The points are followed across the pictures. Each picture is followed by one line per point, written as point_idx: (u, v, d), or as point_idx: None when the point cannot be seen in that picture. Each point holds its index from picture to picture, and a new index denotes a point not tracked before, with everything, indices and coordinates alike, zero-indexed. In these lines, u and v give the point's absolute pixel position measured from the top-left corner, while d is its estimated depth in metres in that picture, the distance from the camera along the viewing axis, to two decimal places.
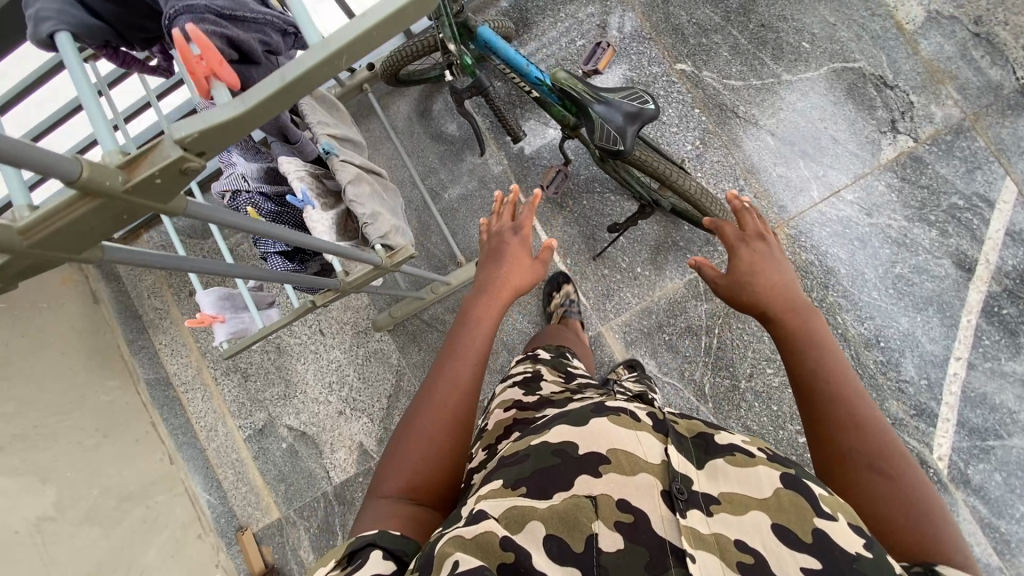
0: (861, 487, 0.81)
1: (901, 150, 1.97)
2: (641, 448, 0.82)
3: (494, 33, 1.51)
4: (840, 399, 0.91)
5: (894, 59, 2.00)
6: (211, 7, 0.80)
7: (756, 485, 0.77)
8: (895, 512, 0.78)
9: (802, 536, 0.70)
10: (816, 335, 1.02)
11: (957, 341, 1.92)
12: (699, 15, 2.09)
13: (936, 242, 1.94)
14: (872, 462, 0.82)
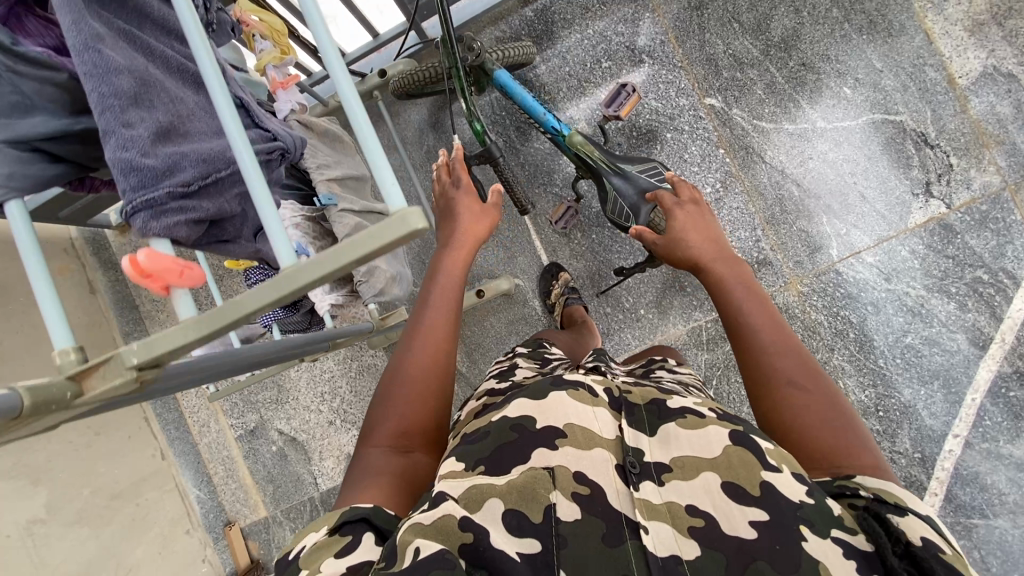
0: (792, 416, 0.95)
1: (932, 215, 1.87)
2: (597, 424, 0.96)
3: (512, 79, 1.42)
4: (764, 344, 1.05)
5: (939, 115, 1.86)
6: (172, 192, 0.73)
7: (704, 447, 0.90)
8: (818, 432, 0.92)
9: (750, 489, 0.83)
10: (744, 288, 1.15)
11: (958, 419, 1.88)
12: (736, 46, 1.95)
13: (953, 315, 1.87)
14: (791, 386, 0.98)
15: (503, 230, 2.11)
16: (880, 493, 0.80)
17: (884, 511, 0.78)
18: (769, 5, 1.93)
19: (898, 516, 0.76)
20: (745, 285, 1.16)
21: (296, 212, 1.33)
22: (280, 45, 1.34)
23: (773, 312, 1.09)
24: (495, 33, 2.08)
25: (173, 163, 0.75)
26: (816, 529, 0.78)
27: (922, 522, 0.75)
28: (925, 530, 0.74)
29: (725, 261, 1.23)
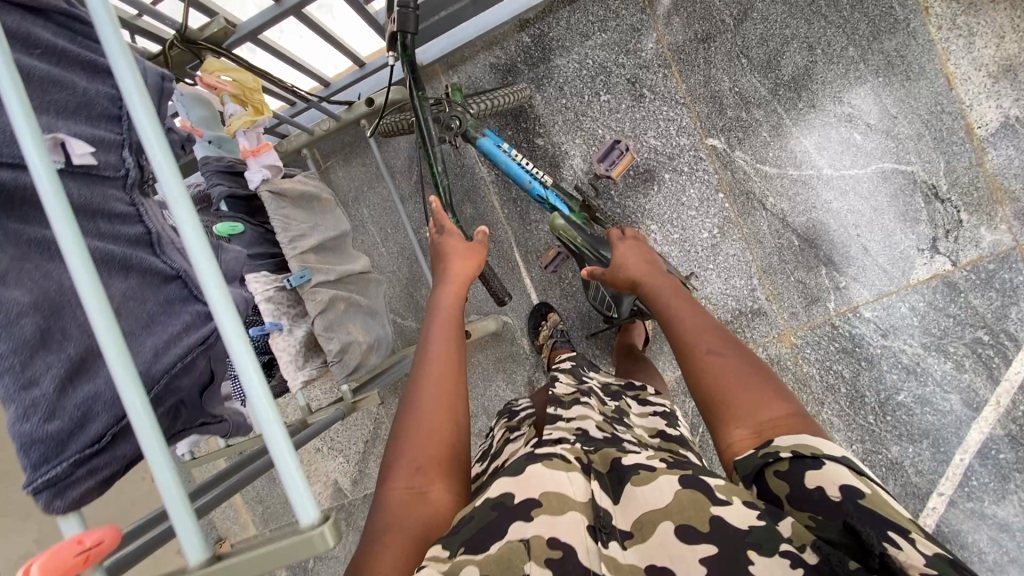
0: (714, 383, 1.02)
1: (936, 272, 1.80)
2: (571, 488, 0.92)
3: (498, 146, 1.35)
4: (682, 322, 1.13)
5: (953, 167, 1.76)
6: (81, 453, 0.71)
7: (660, 496, 0.89)
8: (739, 392, 0.99)
9: (700, 525, 0.83)
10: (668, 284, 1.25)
11: (943, 477, 1.86)
12: (744, 84, 1.84)
13: (949, 374, 1.83)
14: (710, 352, 1.06)
15: (493, 266, 2.06)
16: (798, 448, 0.87)
17: (804, 473, 0.84)
18: (781, 40, 1.81)
19: (817, 473, 0.83)
20: (664, 280, 1.27)
21: (267, 283, 1.27)
22: (252, 112, 1.27)
23: (687, 297, 1.20)
24: (490, 59, 1.96)
25: (85, 414, 0.72)
26: (764, 549, 0.78)
27: (840, 472, 0.82)
28: (842, 479, 0.81)
29: (648, 265, 1.32)
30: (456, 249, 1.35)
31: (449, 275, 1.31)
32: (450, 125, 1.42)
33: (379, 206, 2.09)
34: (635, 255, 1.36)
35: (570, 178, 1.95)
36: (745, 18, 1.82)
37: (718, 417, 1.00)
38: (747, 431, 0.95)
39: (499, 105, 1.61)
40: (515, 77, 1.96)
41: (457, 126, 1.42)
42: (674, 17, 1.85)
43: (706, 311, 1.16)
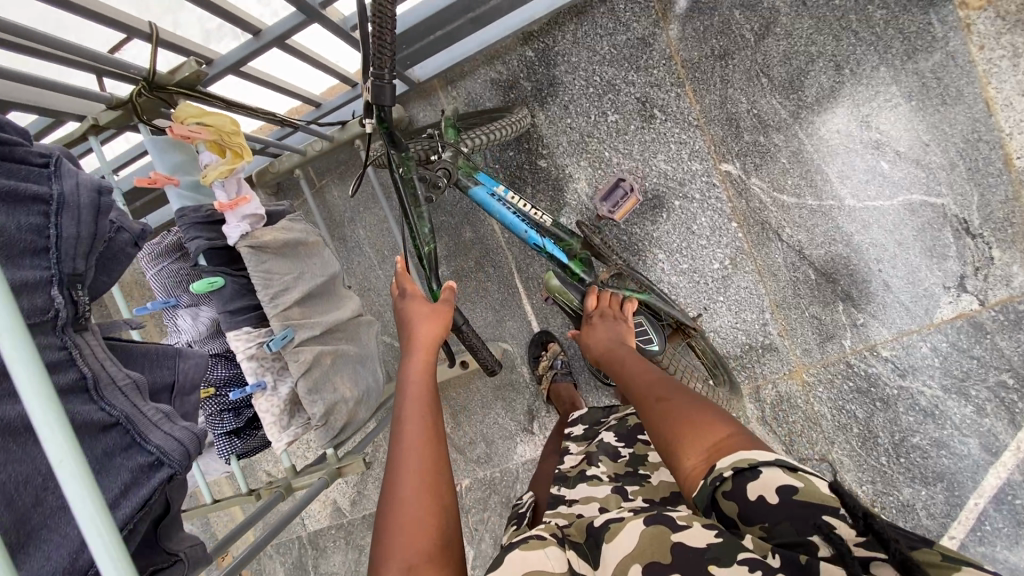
0: (660, 428, 0.98)
1: (961, 312, 1.70)
2: (551, 563, 0.86)
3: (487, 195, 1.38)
4: (637, 382, 1.12)
5: (988, 201, 1.63)
6: None
7: (628, 541, 0.88)
8: (684, 427, 0.95)
9: (663, 558, 0.82)
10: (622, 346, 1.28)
11: (956, 522, 1.78)
12: (763, 106, 1.71)
13: (968, 418, 1.74)
14: (659, 400, 1.04)
15: (492, 291, 1.99)
16: (736, 463, 0.85)
17: (745, 484, 0.83)
18: (806, 58, 1.67)
19: (758, 480, 0.83)
20: (623, 347, 1.27)
21: (250, 340, 1.20)
22: (230, 162, 1.19)
23: (642, 360, 1.20)
24: (491, 74, 1.85)
25: None
26: (723, 562, 0.78)
27: (775, 473, 0.83)
28: (779, 478, 0.82)
29: (613, 335, 1.32)
30: (421, 312, 1.22)
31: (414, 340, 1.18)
32: (438, 184, 1.29)
33: (375, 227, 2.01)
34: (603, 328, 1.35)
35: (574, 202, 1.84)
36: (767, 33, 1.68)
37: (669, 452, 0.95)
38: (694, 461, 0.91)
39: (498, 137, 1.52)
40: (518, 94, 1.84)
41: (444, 185, 1.28)
42: (690, 33, 1.71)
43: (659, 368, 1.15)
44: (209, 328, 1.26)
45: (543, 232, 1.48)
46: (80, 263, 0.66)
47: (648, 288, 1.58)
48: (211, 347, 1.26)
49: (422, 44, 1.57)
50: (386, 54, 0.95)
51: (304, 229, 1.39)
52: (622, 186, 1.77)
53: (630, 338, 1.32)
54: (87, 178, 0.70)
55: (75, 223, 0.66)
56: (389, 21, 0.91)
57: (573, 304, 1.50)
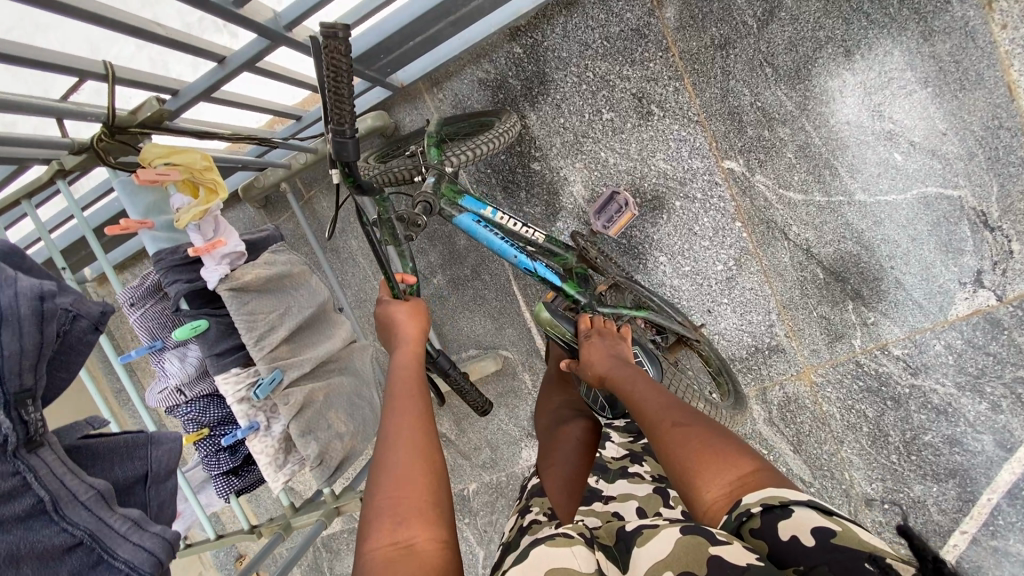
0: (674, 456, 0.89)
1: (977, 308, 1.63)
2: (576, 561, 0.74)
3: (474, 225, 1.41)
4: (645, 402, 1.03)
5: (1007, 192, 1.55)
6: None
7: (659, 549, 0.74)
8: (703, 455, 0.86)
9: (699, 567, 0.67)
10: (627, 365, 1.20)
11: (968, 517, 1.76)
12: (767, 98, 1.61)
13: (983, 415, 1.69)
14: (674, 423, 0.95)
15: (490, 299, 1.95)
16: (765, 500, 0.78)
17: (776, 525, 0.73)
18: (813, 45, 1.57)
19: (791, 520, 0.73)
20: (622, 367, 1.19)
21: (239, 382, 1.17)
22: (202, 202, 1.14)
23: (646, 380, 1.11)
24: (479, 73, 1.75)
25: None
26: None
27: (808, 514, 0.73)
28: (818, 522, 0.72)
29: (610, 357, 1.25)
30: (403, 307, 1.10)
31: (397, 334, 1.06)
32: (415, 222, 1.22)
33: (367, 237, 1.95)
34: (599, 352, 1.28)
35: (570, 206, 1.79)
36: (771, 19, 1.57)
37: (684, 480, 0.87)
38: (715, 492, 0.83)
39: (483, 153, 1.49)
40: (507, 94, 1.75)
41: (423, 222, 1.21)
42: (688, 21, 1.60)
43: (665, 387, 1.07)
44: (198, 369, 1.23)
45: (533, 257, 1.48)
46: (26, 378, 0.72)
47: (650, 299, 1.59)
48: (200, 389, 1.23)
49: (402, 52, 1.48)
50: (344, 110, 0.89)
51: (289, 260, 1.34)
52: (616, 200, 1.71)
53: (628, 358, 1.25)
54: (24, 286, 0.74)
55: (17, 338, 0.71)
56: (344, 75, 0.87)
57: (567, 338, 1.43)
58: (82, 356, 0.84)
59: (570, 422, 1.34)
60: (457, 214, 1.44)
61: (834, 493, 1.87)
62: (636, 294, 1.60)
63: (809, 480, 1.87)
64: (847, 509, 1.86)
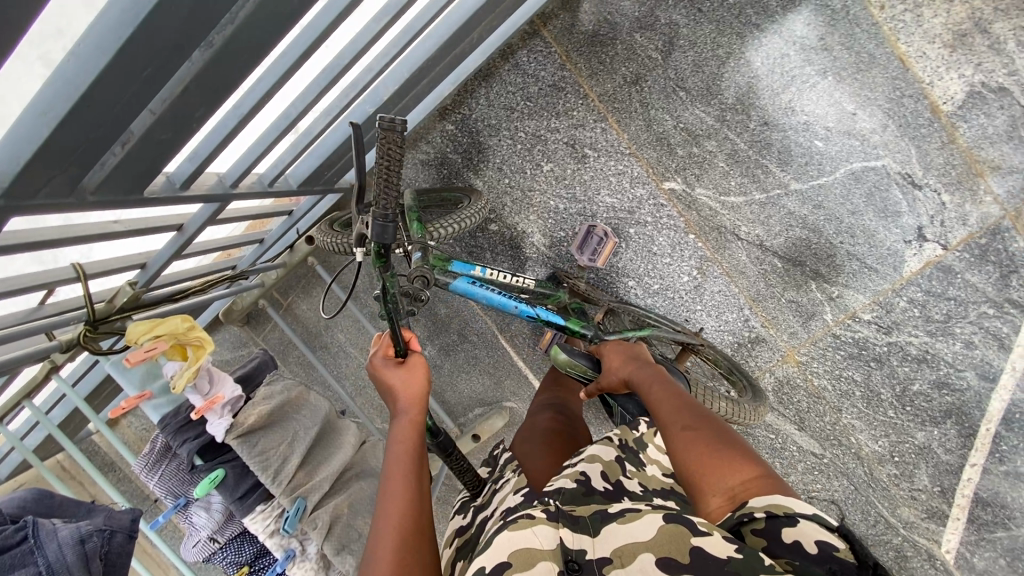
0: (683, 459, 0.90)
1: (928, 260, 1.74)
2: (539, 540, 0.77)
3: (471, 288, 1.46)
4: (662, 406, 1.05)
5: (924, 151, 1.68)
6: None
7: (640, 531, 0.78)
8: (711, 459, 0.87)
9: (680, 557, 0.71)
10: (648, 371, 1.20)
11: (974, 449, 1.87)
12: (688, 117, 1.72)
13: (960, 354, 1.80)
14: (685, 427, 0.95)
15: (482, 357, 2.02)
16: (770, 507, 0.75)
17: (779, 530, 0.72)
18: (716, 63, 1.68)
19: (794, 527, 0.71)
20: (644, 368, 1.21)
21: (266, 518, 1.23)
22: (192, 361, 1.21)
23: (669, 384, 1.12)
24: (419, 156, 1.87)
25: None
26: None
27: (814, 525, 0.71)
28: (825, 535, 0.70)
29: (633, 361, 1.27)
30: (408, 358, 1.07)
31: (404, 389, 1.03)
32: (418, 297, 1.28)
33: (352, 327, 2.01)
34: (619, 355, 1.32)
35: (535, 255, 1.88)
36: (672, 48, 1.69)
37: (692, 482, 0.88)
38: (720, 496, 0.83)
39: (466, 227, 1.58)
40: (450, 168, 1.87)
41: (426, 295, 1.27)
42: (598, 67, 1.72)
43: (686, 391, 1.08)
44: (224, 513, 1.26)
45: (533, 303, 1.51)
46: None
47: (643, 319, 1.66)
48: (230, 529, 1.27)
49: (343, 162, 1.56)
50: (389, 198, 0.85)
51: (285, 384, 1.42)
52: (594, 232, 1.74)
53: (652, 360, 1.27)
54: (63, 533, 0.89)
55: None
56: (397, 167, 0.80)
57: (588, 372, 1.41)
58: (125, 566, 0.96)
59: (540, 414, 1.43)
60: (452, 280, 1.48)
61: (846, 459, 1.94)
62: (632, 313, 1.65)
63: (821, 452, 1.95)
64: (862, 471, 1.94)
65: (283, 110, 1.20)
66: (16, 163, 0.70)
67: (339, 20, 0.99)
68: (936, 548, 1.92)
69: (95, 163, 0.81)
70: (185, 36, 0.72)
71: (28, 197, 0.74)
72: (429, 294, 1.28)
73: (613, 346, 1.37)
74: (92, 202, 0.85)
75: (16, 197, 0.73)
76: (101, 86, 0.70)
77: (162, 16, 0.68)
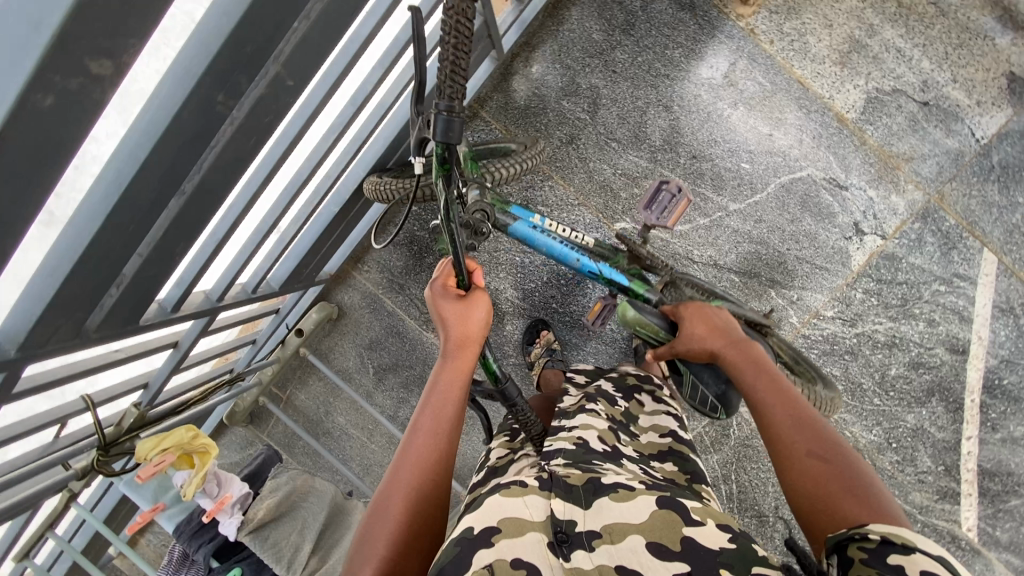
0: (801, 482, 0.92)
1: (871, 251, 1.87)
2: (528, 510, 0.84)
3: (532, 234, 1.45)
4: (777, 414, 1.03)
5: (843, 156, 1.84)
6: None
7: (634, 513, 0.85)
8: (836, 488, 0.88)
9: (672, 544, 0.80)
10: (754, 372, 1.15)
11: (965, 422, 1.92)
12: (624, 163, 1.89)
13: (926, 333, 1.89)
14: (810, 454, 0.94)
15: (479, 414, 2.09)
16: (886, 532, 0.73)
17: (886, 557, 0.70)
18: (638, 113, 1.87)
19: (902, 555, 0.69)
20: (742, 356, 1.19)
21: None
22: (199, 467, 1.28)
23: (786, 390, 1.08)
24: (390, 238, 2.00)
25: None
26: (736, 570, 0.76)
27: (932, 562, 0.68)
28: (933, 567, 0.67)
29: (719, 333, 1.26)
30: (466, 307, 1.11)
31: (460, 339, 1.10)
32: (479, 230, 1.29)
33: (351, 408, 2.09)
34: (705, 323, 1.30)
35: (510, 308, 2.02)
36: (597, 108, 1.88)
37: (816, 511, 0.88)
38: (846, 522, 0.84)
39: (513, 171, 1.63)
40: (420, 245, 2.00)
41: (486, 231, 1.28)
42: (535, 134, 1.91)
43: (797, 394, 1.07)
44: None
45: (595, 259, 1.49)
46: None
47: (708, 292, 1.52)
48: None
49: (318, 258, 1.71)
50: (458, 83, 0.80)
51: (290, 474, 1.48)
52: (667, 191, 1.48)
53: (743, 337, 1.25)
54: None
55: None
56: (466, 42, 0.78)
57: (658, 334, 1.36)
58: None
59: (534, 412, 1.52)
60: (511, 222, 1.46)
61: None
62: (696, 285, 1.54)
63: None
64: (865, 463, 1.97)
65: (256, 226, 1.35)
66: (29, 321, 0.83)
67: (290, 147, 1.15)
68: (957, 528, 1.93)
69: (95, 305, 0.93)
70: (157, 195, 0.86)
71: (39, 347, 0.86)
72: (488, 231, 1.30)
73: (694, 310, 1.33)
74: (95, 338, 0.98)
75: (30, 348, 0.85)
76: (93, 247, 0.83)
77: (139, 185, 0.82)
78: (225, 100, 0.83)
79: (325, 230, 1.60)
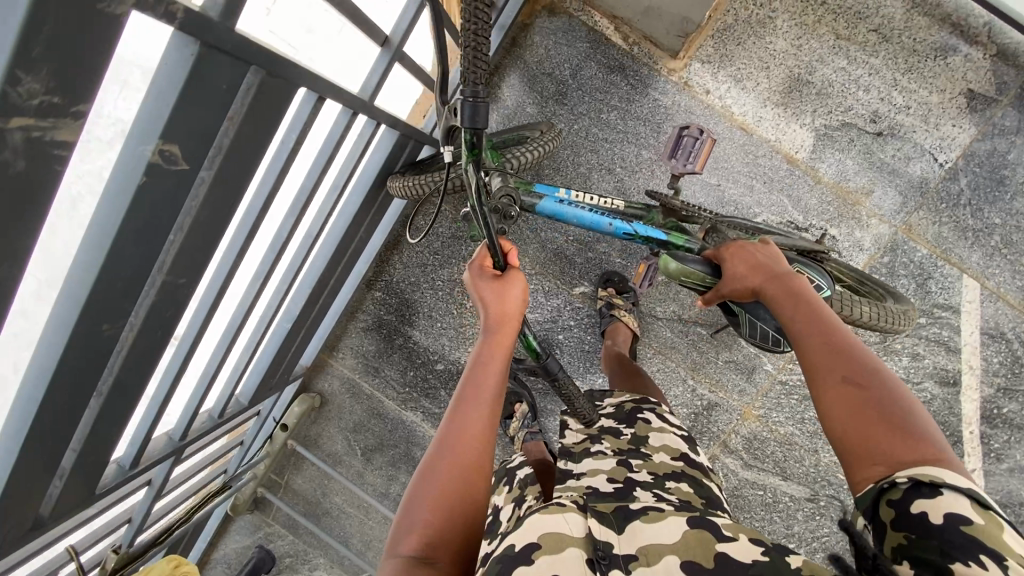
0: (828, 412, 0.82)
1: None
2: (566, 526, 0.79)
3: (560, 210, 1.28)
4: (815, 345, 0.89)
5: (797, 197, 1.78)
6: None
7: (665, 532, 0.80)
8: (872, 421, 0.77)
9: (706, 561, 0.74)
10: (793, 304, 0.99)
11: (967, 455, 1.82)
12: (575, 230, 1.90)
13: (911, 367, 1.81)
14: (846, 383, 0.82)
15: None
16: (914, 474, 0.70)
17: (911, 500, 0.68)
18: (583, 178, 1.86)
19: (929, 499, 0.67)
20: (783, 289, 1.02)
21: None
22: None
23: (830, 320, 0.92)
24: (360, 323, 2.07)
25: None
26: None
27: (954, 496, 0.66)
28: (958, 507, 0.65)
29: (762, 270, 1.09)
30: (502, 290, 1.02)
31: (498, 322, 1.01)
32: (508, 214, 1.12)
33: (345, 489, 2.17)
34: (747, 262, 1.13)
35: None
36: (542, 178, 1.88)
37: (856, 451, 0.77)
38: (878, 463, 0.74)
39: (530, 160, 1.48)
40: (389, 328, 2.05)
41: (516, 214, 1.12)
42: None
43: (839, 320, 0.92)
44: None
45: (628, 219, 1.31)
46: None
47: (752, 229, 1.47)
48: None
49: (284, 366, 1.78)
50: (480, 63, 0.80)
51: None
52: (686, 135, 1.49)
53: (792, 270, 1.08)
54: None
55: None
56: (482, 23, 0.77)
57: (704, 281, 1.17)
58: None
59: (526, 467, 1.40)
60: (537, 202, 1.29)
61: (844, 496, 1.92)
62: (737, 226, 1.47)
63: (815, 495, 1.93)
64: None
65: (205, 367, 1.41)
66: None
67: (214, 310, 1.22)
68: None
69: (40, 499, 1.01)
70: (68, 414, 0.93)
71: None
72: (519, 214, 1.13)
73: (735, 248, 1.16)
74: (49, 522, 1.07)
75: None
76: (16, 473, 0.91)
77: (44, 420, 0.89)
78: (111, 325, 0.88)
79: (282, 344, 1.68)
